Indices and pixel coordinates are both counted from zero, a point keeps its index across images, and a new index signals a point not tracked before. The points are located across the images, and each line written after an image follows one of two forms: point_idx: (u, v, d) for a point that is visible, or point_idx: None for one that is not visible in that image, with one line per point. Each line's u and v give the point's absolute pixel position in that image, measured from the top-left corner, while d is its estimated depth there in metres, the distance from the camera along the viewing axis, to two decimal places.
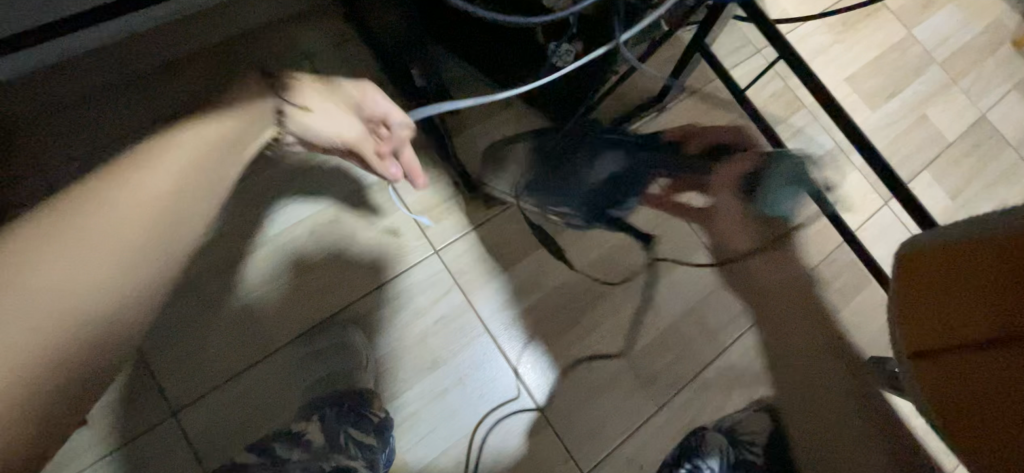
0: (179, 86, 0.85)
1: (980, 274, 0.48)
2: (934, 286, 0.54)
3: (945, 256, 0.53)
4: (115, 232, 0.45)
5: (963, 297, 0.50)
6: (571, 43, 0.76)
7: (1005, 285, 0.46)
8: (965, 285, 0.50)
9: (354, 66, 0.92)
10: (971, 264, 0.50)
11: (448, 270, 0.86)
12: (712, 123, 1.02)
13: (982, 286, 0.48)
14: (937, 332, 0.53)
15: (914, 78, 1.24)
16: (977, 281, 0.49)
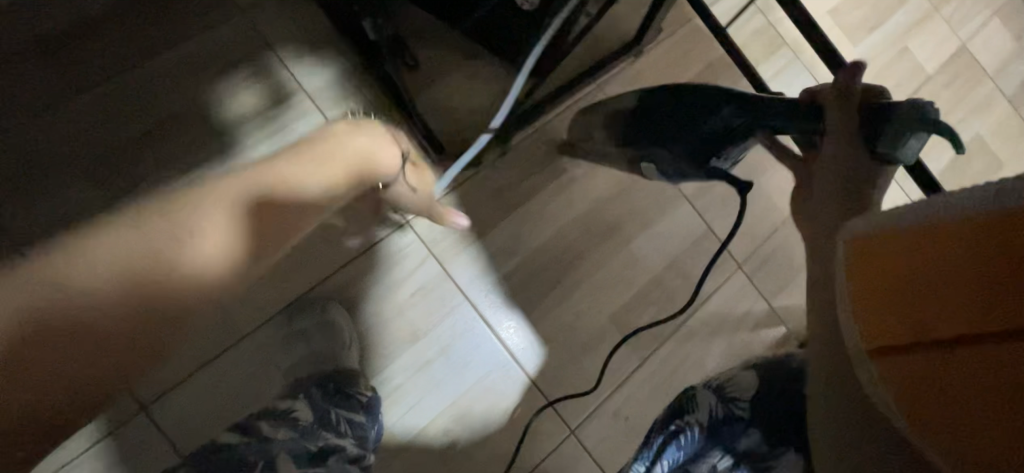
0: (94, 48, 0.74)
1: (974, 248, 0.41)
2: (951, 252, 0.42)
3: (916, 253, 0.45)
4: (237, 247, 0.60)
5: (954, 259, 0.42)
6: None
7: (943, 284, 0.42)
8: (976, 293, 0.40)
9: (293, 19, 0.82)
10: (967, 241, 0.42)
11: (421, 241, 0.82)
12: (691, 67, 0.98)
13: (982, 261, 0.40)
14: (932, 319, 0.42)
15: (897, 9, 1.19)
16: (963, 251, 0.42)
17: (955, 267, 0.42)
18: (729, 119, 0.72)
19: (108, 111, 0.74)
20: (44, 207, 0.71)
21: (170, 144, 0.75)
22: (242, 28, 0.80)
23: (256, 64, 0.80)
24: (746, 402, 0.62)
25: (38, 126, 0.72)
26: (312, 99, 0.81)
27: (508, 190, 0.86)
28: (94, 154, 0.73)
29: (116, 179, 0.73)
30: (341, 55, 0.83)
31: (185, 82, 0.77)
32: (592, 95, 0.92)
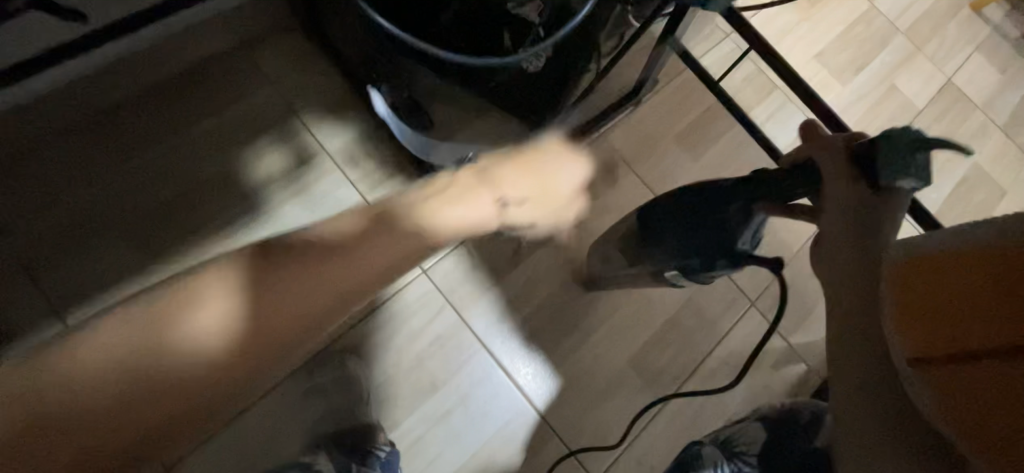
0: (136, 122, 0.81)
1: (968, 282, 0.41)
2: (937, 289, 0.43)
3: (946, 278, 0.43)
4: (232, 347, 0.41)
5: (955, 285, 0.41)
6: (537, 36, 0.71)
7: (941, 313, 0.42)
8: (984, 321, 0.39)
9: (317, 88, 0.88)
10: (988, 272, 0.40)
11: (439, 290, 0.84)
12: (689, 112, 1.03)
13: (978, 295, 0.40)
14: (932, 346, 0.43)
15: (881, 50, 1.25)
16: (948, 288, 0.42)
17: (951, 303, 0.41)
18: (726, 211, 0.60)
19: (145, 180, 0.79)
20: (82, 272, 0.74)
21: (201, 209, 0.80)
22: (270, 99, 0.86)
23: (282, 129, 0.85)
24: (753, 455, 0.62)
25: (80, 195, 0.77)
26: (333, 158, 0.86)
27: (520, 237, 0.89)
28: (130, 221, 0.77)
29: (148, 242, 0.77)
30: (360, 118, 0.88)
31: (216, 150, 0.82)
32: (598, 143, 0.97)
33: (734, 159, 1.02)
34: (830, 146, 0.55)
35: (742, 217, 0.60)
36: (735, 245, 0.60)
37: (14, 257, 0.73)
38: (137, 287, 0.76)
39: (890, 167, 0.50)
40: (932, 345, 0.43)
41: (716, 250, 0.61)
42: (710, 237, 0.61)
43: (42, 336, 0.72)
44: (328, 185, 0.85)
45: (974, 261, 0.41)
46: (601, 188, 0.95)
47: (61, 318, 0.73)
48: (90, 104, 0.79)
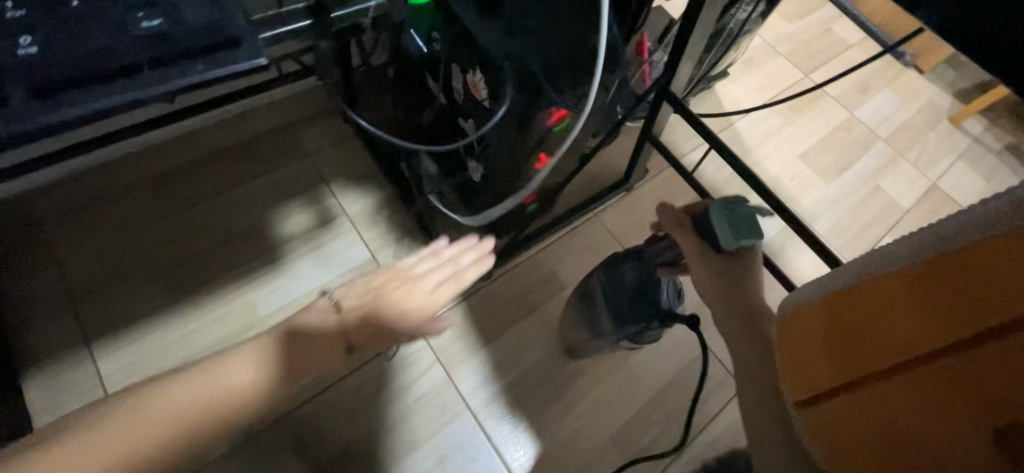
0: (192, 180, 0.95)
1: (840, 320, 0.44)
2: (864, 317, 0.41)
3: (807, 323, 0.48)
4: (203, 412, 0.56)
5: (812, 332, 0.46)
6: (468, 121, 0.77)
7: (854, 353, 0.41)
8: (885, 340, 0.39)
9: (347, 160, 1.03)
10: (923, 290, 0.37)
11: (430, 346, 0.89)
12: (677, 200, 1.12)
13: (859, 323, 0.42)
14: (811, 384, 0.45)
15: (863, 154, 1.36)
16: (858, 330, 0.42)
17: (851, 340, 0.42)
18: (638, 283, 0.72)
19: (188, 228, 0.91)
20: (115, 303, 0.83)
21: (232, 255, 0.90)
22: (306, 168, 1.00)
23: (313, 194, 0.98)
24: None
25: (131, 237, 0.88)
26: (353, 221, 0.97)
27: (512, 303, 0.95)
28: (169, 263, 0.87)
29: (181, 281, 0.86)
30: (379, 187, 1.01)
31: (254, 208, 0.95)
32: (591, 221, 1.06)
33: None
34: (681, 223, 0.64)
35: (650, 280, 0.71)
36: (654, 307, 0.71)
37: (60, 287, 0.82)
38: (159, 322, 0.83)
39: (722, 230, 0.60)
40: (835, 379, 0.43)
41: (644, 315, 0.72)
42: (630, 308, 0.73)
43: (66, 361, 0.78)
44: (346, 243, 0.95)
45: (847, 303, 0.44)
46: (592, 262, 1.02)
47: (89, 344, 0.79)
48: (158, 164, 0.94)
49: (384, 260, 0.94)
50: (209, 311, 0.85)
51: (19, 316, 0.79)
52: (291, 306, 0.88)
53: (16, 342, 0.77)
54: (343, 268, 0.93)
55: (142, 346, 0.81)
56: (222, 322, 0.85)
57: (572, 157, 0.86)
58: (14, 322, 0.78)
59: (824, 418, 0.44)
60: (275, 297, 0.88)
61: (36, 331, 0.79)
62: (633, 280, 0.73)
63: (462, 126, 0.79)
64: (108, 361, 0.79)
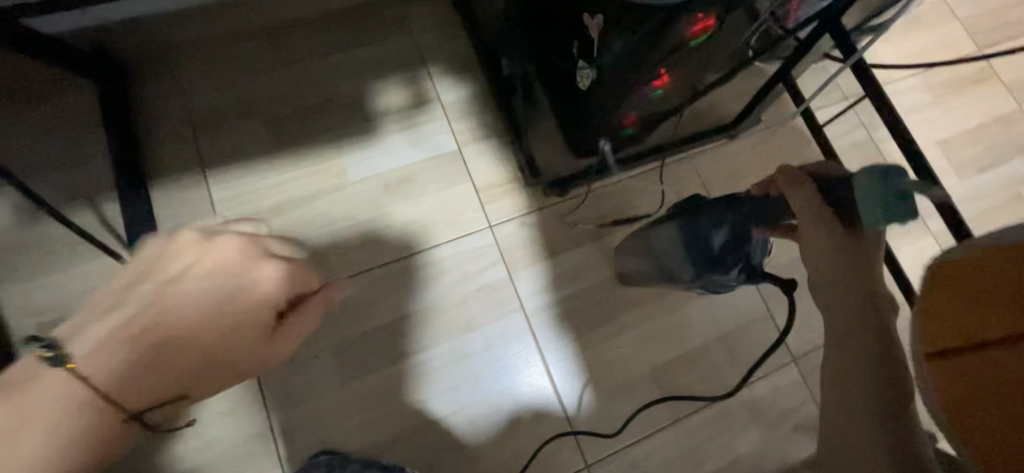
0: (304, 36, 0.96)
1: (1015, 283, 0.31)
2: None
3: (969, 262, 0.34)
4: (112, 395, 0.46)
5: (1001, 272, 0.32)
6: (591, 17, 0.70)
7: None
8: None
9: (450, 47, 1.00)
10: None
11: (498, 246, 0.92)
12: (782, 160, 1.03)
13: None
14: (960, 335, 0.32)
15: (1016, 156, 1.16)
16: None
17: None
18: (726, 237, 0.70)
19: (295, 82, 0.94)
20: (229, 139, 0.90)
21: (331, 118, 0.93)
22: (409, 45, 0.99)
23: (412, 73, 0.98)
24: None
25: (246, 80, 0.92)
26: (444, 108, 0.97)
27: (583, 225, 0.95)
28: (275, 113, 0.92)
29: (285, 132, 0.91)
30: (475, 81, 0.99)
31: (356, 76, 0.96)
32: (681, 163, 1.01)
33: None
34: (801, 185, 0.60)
35: (744, 239, 0.70)
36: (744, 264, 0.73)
37: (183, 114, 0.89)
38: (262, 165, 0.90)
39: (871, 205, 0.53)
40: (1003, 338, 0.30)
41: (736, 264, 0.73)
42: (717, 257, 0.73)
43: (184, 181, 0.86)
44: (435, 129, 0.95)
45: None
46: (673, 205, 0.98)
47: (205, 171, 0.88)
48: (275, 12, 0.95)
49: (467, 155, 0.95)
50: (305, 164, 0.91)
51: (149, 131, 0.87)
52: (376, 178, 0.91)
53: (145, 154, 0.86)
54: (429, 153, 0.94)
55: (248, 183, 0.88)
56: (315, 177, 0.90)
57: (689, 84, 0.80)
58: (145, 137, 0.87)
59: (960, 371, 0.31)
60: (365, 166, 0.92)
61: (162, 149, 0.87)
62: (730, 233, 0.70)
63: (582, 23, 0.72)
64: (219, 190, 0.87)
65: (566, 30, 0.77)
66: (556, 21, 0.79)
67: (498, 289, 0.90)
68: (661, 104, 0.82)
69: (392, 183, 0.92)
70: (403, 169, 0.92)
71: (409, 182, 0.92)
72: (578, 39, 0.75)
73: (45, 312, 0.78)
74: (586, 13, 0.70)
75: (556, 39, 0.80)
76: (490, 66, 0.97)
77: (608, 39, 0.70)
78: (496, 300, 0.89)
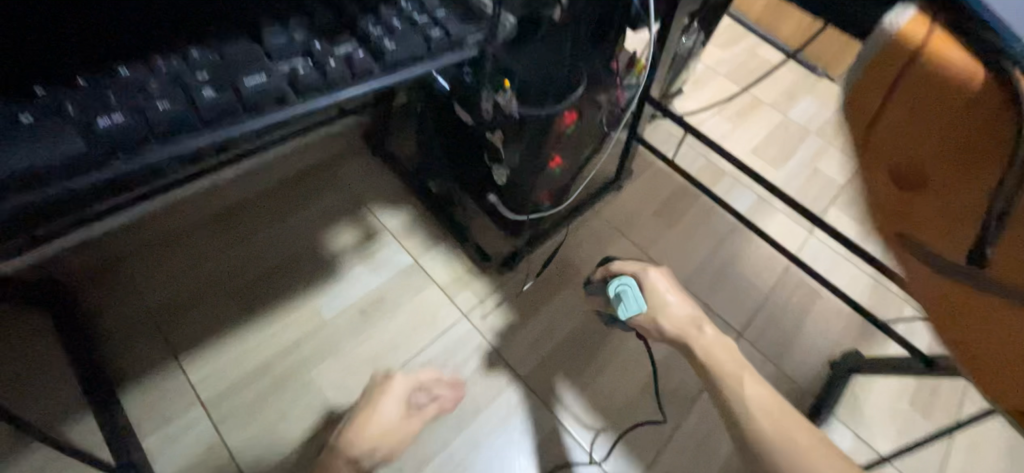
0: (251, 212, 1.08)
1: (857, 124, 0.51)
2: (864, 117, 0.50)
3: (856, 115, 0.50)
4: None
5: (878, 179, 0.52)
6: (494, 132, 0.95)
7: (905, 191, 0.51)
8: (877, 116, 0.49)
9: (381, 186, 1.19)
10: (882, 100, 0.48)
11: (477, 329, 1.02)
12: (661, 192, 1.33)
13: (890, 169, 0.50)
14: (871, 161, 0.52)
15: (800, 145, 1.64)
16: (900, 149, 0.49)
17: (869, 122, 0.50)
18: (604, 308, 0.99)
19: (251, 251, 1.03)
20: (197, 320, 0.93)
21: (295, 271, 1.02)
22: (347, 194, 1.16)
23: (356, 214, 1.13)
24: None
25: (202, 263, 0.99)
26: (393, 233, 1.12)
27: (539, 286, 1.11)
28: (238, 283, 0.98)
29: (252, 296, 0.97)
30: (411, 205, 1.17)
31: (308, 230, 1.08)
32: (593, 216, 1.25)
33: (703, 226, 1.29)
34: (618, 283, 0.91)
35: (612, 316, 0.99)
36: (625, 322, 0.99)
37: (144, 311, 0.91)
38: (236, 333, 0.93)
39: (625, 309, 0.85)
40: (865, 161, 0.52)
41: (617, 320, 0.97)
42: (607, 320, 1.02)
43: (159, 374, 0.86)
44: (391, 251, 1.09)
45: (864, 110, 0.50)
46: (599, 248, 1.20)
47: (178, 358, 0.88)
48: (219, 201, 1.07)
49: (425, 263, 1.09)
50: (278, 319, 0.96)
51: (110, 339, 0.88)
52: (351, 308, 1.00)
53: (110, 362, 0.85)
54: (391, 273, 1.06)
55: (225, 354, 0.90)
56: (292, 326, 0.95)
57: (575, 161, 1.07)
58: (107, 346, 0.87)
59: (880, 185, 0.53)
60: (337, 301, 1.00)
61: (128, 351, 0.87)
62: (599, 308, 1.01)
63: (488, 138, 0.98)
64: (197, 370, 0.88)
65: (478, 146, 1.02)
66: (468, 142, 1.03)
67: (491, 367, 0.98)
68: (563, 178, 1.08)
69: (367, 308, 1.00)
70: (372, 293, 1.02)
71: (381, 302, 1.01)
72: (489, 150, 1.00)
73: None
74: (488, 129, 0.96)
75: (473, 153, 1.04)
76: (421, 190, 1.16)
77: (510, 143, 0.95)
78: (492, 377, 0.97)
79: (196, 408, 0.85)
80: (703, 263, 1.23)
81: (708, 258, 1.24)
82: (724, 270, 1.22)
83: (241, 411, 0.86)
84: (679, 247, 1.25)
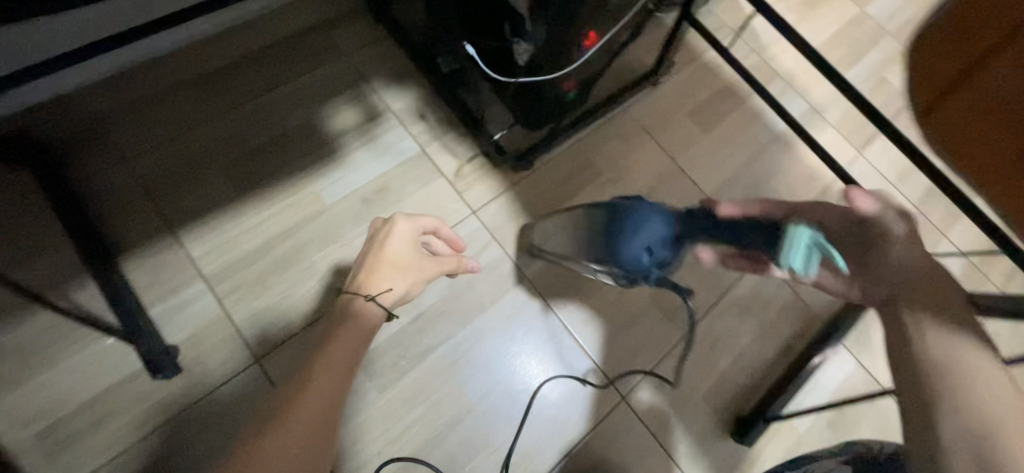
0: (239, 79, 0.96)
1: None
2: None
3: None
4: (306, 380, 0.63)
5: None
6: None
7: None
8: None
9: (385, 60, 1.04)
10: None
11: (485, 227, 0.97)
12: (702, 93, 1.17)
13: None
14: None
15: (871, 49, 1.41)
16: None
17: None
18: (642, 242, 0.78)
19: (242, 124, 0.93)
20: (189, 195, 0.87)
21: (291, 150, 0.94)
22: (345, 66, 1.02)
23: (356, 91, 1.01)
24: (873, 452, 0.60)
25: (189, 133, 0.90)
26: (397, 116, 1.01)
27: (554, 188, 1.03)
28: (231, 159, 0.91)
29: (246, 174, 0.91)
30: (418, 85, 1.04)
31: (303, 106, 0.97)
32: (622, 114, 1.12)
33: (743, 135, 1.15)
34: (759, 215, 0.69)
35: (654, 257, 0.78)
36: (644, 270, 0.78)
37: (132, 181, 0.86)
38: (233, 212, 0.88)
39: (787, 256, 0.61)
40: None
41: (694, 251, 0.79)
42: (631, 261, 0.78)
43: (156, 247, 0.84)
44: (395, 137, 0.99)
45: None
46: (624, 152, 1.09)
47: (174, 232, 0.85)
48: (202, 63, 0.94)
49: (432, 153, 0.99)
50: (276, 201, 0.90)
51: (101, 208, 0.83)
52: (352, 195, 0.94)
53: (104, 231, 0.82)
54: (395, 161, 0.98)
55: (222, 232, 0.87)
56: (291, 209, 0.90)
57: (610, 44, 0.91)
58: (98, 214, 0.83)
59: None
60: (337, 187, 0.94)
61: (121, 221, 0.84)
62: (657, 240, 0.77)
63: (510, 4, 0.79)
64: (195, 246, 0.85)
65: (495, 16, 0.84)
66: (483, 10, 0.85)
67: (498, 266, 0.95)
68: (592, 64, 0.92)
69: (369, 196, 0.94)
70: (374, 181, 0.95)
71: (384, 191, 0.95)
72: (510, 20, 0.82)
73: (45, 414, 0.74)
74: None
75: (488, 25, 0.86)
76: (429, 68, 1.02)
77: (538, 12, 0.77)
78: (498, 277, 0.95)
79: (197, 282, 0.84)
80: (735, 176, 1.12)
81: (742, 171, 1.13)
82: (756, 186, 1.12)
83: (243, 289, 0.85)
84: (712, 157, 1.13)
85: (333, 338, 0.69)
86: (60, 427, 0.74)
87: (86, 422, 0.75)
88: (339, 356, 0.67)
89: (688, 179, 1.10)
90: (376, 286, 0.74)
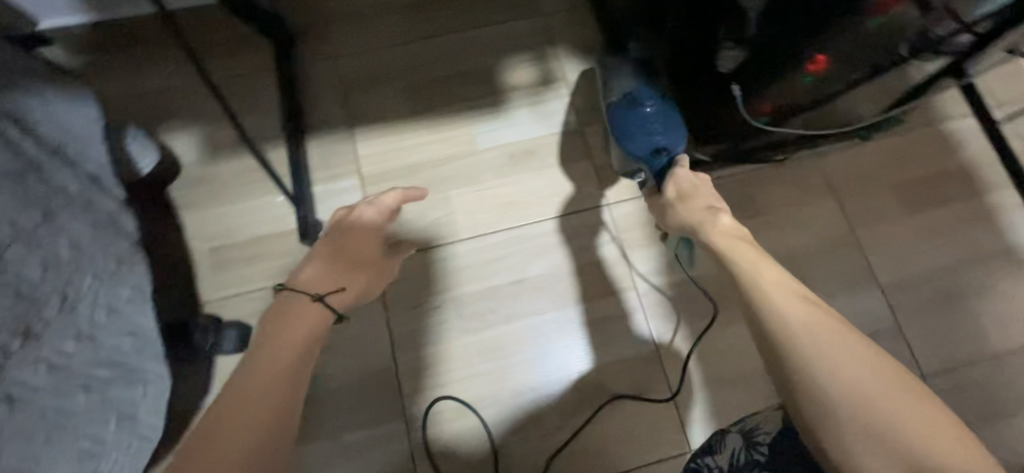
0: (445, 12, 1.03)
1: None
2: None
3: None
4: (233, 407, 0.52)
5: None
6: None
7: None
8: None
9: (577, 30, 1.03)
10: None
11: (614, 224, 0.93)
12: (924, 166, 0.96)
13: None
14: None
15: None
16: None
17: None
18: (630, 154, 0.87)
19: (434, 53, 1.01)
20: (374, 101, 0.98)
21: (466, 89, 0.99)
22: (539, 25, 1.03)
23: (540, 52, 1.02)
24: None
25: (391, 48, 1.00)
26: (569, 87, 1.00)
27: None
28: (415, 81, 0.99)
29: (423, 98, 0.98)
30: (600, 63, 1.02)
31: (490, 52, 1.01)
32: (810, 160, 0.97)
33: (960, 233, 0.93)
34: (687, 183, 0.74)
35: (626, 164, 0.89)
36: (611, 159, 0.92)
37: (337, 76, 0.99)
38: (401, 127, 0.97)
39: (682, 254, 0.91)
40: None
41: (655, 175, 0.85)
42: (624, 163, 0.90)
43: (335, 136, 0.96)
44: (559, 106, 0.99)
45: None
46: (797, 200, 0.95)
47: (351, 129, 0.97)
48: None
49: (590, 133, 0.97)
50: (438, 130, 0.97)
51: (308, 90, 0.98)
52: (502, 148, 0.96)
53: (304, 109, 0.97)
54: (552, 129, 0.98)
55: (387, 142, 0.96)
56: (447, 142, 0.96)
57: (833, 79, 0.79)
58: (305, 94, 0.97)
59: None
60: (492, 135, 0.97)
61: (319, 106, 0.97)
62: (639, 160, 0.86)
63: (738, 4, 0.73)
64: (363, 146, 0.96)
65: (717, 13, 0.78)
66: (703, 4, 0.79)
67: (612, 266, 0.92)
68: (800, 94, 0.82)
69: (516, 154, 0.96)
70: (526, 141, 0.97)
71: (532, 154, 0.96)
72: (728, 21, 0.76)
73: (221, 236, 0.91)
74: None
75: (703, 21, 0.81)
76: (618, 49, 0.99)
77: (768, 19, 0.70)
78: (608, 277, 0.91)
79: (354, 177, 0.95)
80: (929, 276, 0.92)
81: (940, 274, 0.91)
82: (952, 298, 0.90)
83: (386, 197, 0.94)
84: (907, 243, 0.93)
85: (268, 334, 0.59)
86: (226, 251, 0.91)
87: (243, 255, 0.91)
88: (272, 378, 0.55)
89: (864, 257, 0.93)
90: (326, 283, 0.64)
